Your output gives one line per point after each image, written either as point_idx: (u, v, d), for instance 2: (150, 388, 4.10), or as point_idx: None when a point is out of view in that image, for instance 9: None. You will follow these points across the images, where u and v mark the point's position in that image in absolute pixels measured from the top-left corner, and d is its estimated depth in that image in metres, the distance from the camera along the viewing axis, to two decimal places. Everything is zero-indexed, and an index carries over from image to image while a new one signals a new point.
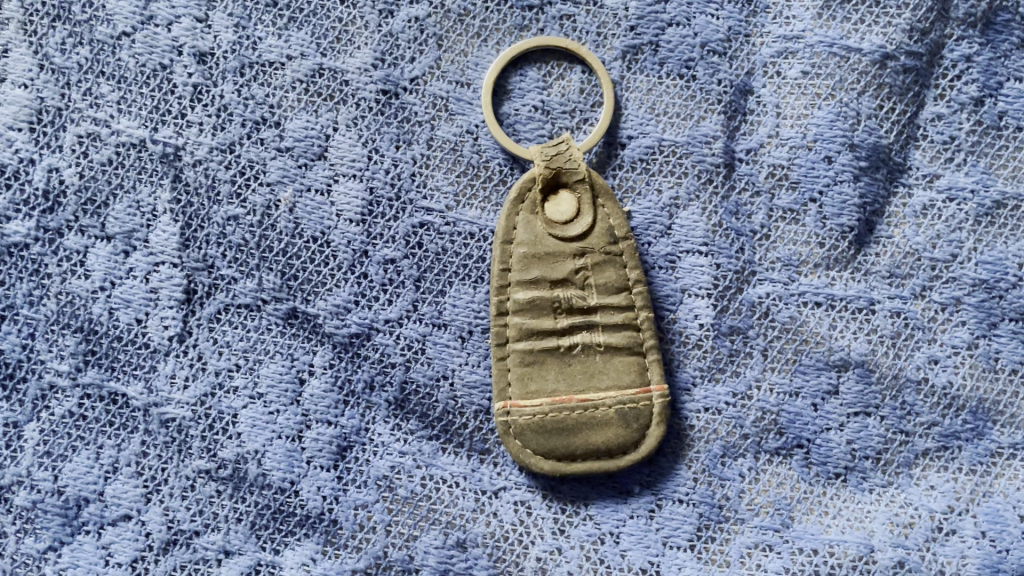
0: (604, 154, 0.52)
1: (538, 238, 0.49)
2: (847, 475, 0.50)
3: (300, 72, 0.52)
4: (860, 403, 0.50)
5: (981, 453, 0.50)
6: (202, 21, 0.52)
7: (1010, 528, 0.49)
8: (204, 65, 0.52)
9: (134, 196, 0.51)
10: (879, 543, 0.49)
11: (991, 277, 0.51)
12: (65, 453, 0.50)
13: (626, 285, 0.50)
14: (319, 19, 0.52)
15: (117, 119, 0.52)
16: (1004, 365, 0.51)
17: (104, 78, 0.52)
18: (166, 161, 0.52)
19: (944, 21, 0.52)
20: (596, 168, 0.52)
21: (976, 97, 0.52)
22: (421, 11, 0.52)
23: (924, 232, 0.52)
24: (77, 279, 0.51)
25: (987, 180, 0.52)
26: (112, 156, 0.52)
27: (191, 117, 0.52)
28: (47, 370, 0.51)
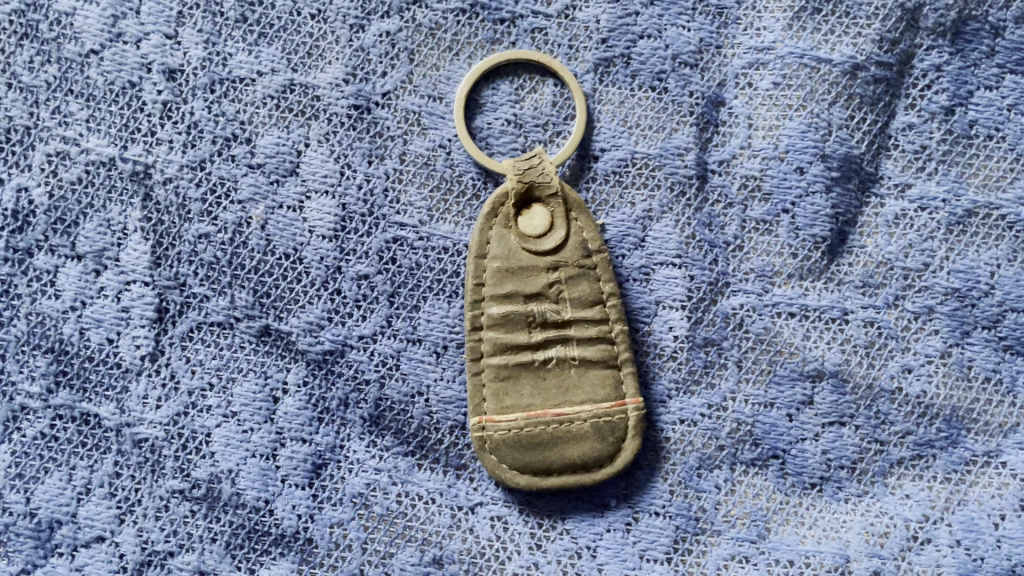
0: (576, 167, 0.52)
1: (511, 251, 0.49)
2: (822, 485, 0.50)
3: (271, 87, 0.52)
4: (834, 413, 0.50)
5: (955, 461, 0.50)
6: (172, 38, 0.52)
7: (985, 536, 0.49)
8: (173, 82, 0.52)
9: (103, 214, 0.51)
10: (854, 553, 0.49)
11: (964, 286, 0.51)
12: (38, 475, 0.50)
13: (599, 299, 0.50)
14: (290, 35, 0.52)
15: (86, 137, 0.51)
16: (977, 374, 0.51)
17: (73, 96, 0.52)
18: (136, 179, 0.51)
19: (913, 31, 0.52)
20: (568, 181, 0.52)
21: (947, 106, 0.52)
22: (392, 25, 0.52)
23: (896, 242, 0.52)
24: (47, 299, 0.51)
25: (958, 189, 0.52)
26: (82, 174, 0.51)
27: (161, 135, 0.51)
28: (18, 392, 0.50)
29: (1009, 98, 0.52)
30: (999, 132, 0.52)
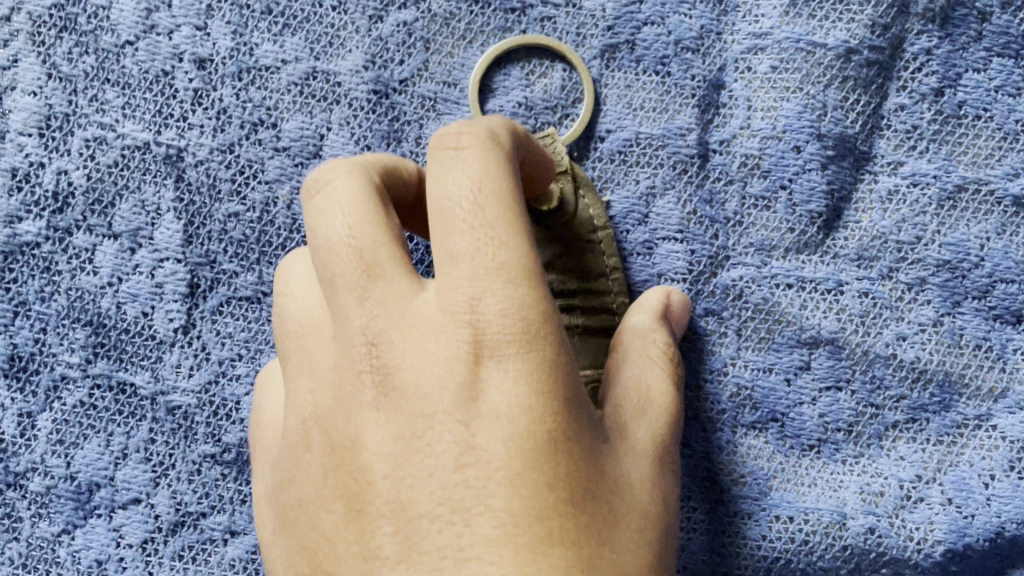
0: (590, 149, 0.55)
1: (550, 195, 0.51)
2: (821, 446, 0.53)
3: (295, 75, 0.55)
4: (831, 378, 0.53)
5: (947, 425, 0.53)
6: (201, 29, 0.55)
7: (976, 495, 0.52)
8: (203, 70, 0.55)
9: (138, 195, 0.54)
10: (851, 511, 0.52)
11: (954, 258, 0.54)
12: (77, 441, 0.53)
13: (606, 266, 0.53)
14: (312, 25, 0.55)
15: (122, 123, 0.55)
16: (968, 341, 0.53)
17: (110, 85, 0.55)
18: (169, 162, 0.54)
19: (905, 16, 0.55)
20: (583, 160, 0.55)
21: (936, 88, 0.55)
22: (408, 16, 0.55)
23: (889, 217, 0.54)
24: (85, 275, 0.54)
25: (949, 166, 0.54)
26: (118, 158, 0.54)
27: (192, 120, 0.54)
28: (59, 362, 0.53)
29: (997, 80, 0.55)
30: (988, 112, 0.55)
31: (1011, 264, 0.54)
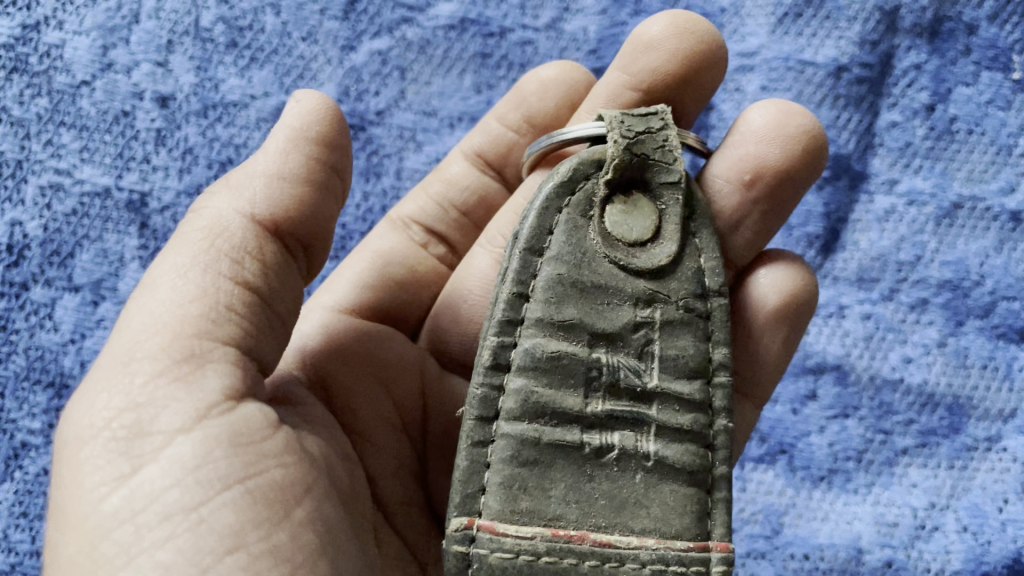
0: (685, 194, 0.35)
1: (500, 287, 0.33)
2: (832, 476, 0.49)
3: (264, 111, 0.53)
4: (837, 406, 0.50)
5: (957, 448, 0.50)
6: (162, 65, 0.53)
7: (990, 521, 0.48)
8: (166, 109, 0.52)
9: (100, 244, 0.51)
10: (866, 544, 0.48)
11: (955, 277, 0.52)
12: (42, 513, 0.47)
13: (718, 479, 0.33)
14: (281, 57, 0.54)
15: (79, 168, 0.51)
16: (974, 361, 0.51)
17: (65, 127, 0.52)
18: (132, 208, 0.51)
19: (893, 32, 0.54)
20: (581, 206, 0.34)
21: (928, 103, 0.54)
22: (383, 44, 0.54)
23: (888, 236, 0.53)
24: (45, 332, 0.49)
25: (944, 183, 0.53)
26: (76, 206, 0.51)
27: (156, 161, 0.52)
28: (19, 429, 0.48)
29: (986, 94, 0.54)
30: (979, 127, 0.54)
31: (1012, 281, 0.52)
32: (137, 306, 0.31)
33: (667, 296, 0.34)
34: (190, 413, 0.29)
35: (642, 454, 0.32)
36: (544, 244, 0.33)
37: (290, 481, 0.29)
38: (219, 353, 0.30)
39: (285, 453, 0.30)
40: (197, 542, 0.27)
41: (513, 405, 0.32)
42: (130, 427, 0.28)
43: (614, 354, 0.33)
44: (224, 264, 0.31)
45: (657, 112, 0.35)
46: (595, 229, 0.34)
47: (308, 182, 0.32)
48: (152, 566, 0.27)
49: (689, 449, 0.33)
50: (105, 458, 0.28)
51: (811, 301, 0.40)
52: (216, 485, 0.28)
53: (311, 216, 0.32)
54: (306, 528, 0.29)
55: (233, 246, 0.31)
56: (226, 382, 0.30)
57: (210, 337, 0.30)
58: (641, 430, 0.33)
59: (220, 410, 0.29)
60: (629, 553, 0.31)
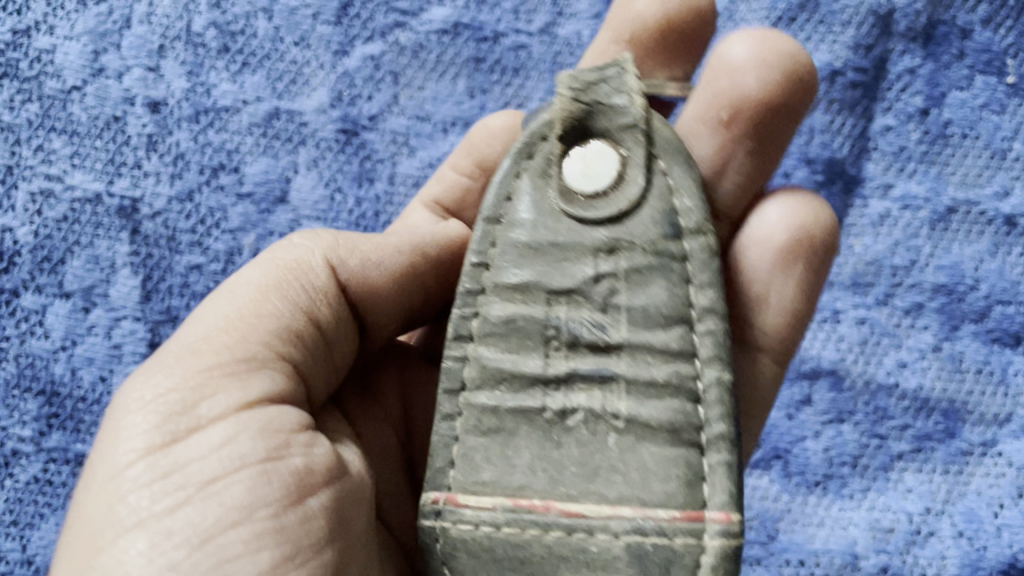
0: (647, 132, 0.34)
1: (464, 258, 0.34)
2: (826, 482, 0.49)
3: (256, 116, 0.53)
4: (832, 412, 0.50)
5: (952, 453, 0.50)
6: (153, 70, 0.53)
7: (986, 526, 0.48)
8: (157, 114, 0.52)
9: (91, 251, 0.50)
10: (862, 550, 0.48)
11: (950, 281, 0.52)
12: (33, 520, 0.47)
13: (715, 442, 0.32)
14: (273, 62, 0.53)
15: (70, 174, 0.51)
16: (969, 366, 0.51)
17: (56, 133, 0.52)
18: (123, 214, 0.51)
19: (887, 36, 0.54)
20: (539, 164, 0.34)
21: (922, 107, 0.54)
22: (376, 49, 0.54)
23: (882, 240, 0.53)
24: (36, 339, 0.49)
25: (938, 187, 0.53)
26: (67, 212, 0.51)
27: (147, 167, 0.52)
28: (10, 437, 0.48)
29: (981, 98, 0.54)
30: (973, 132, 0.54)
31: (1007, 285, 0.51)
32: (206, 308, 0.34)
33: (631, 241, 0.33)
34: (233, 401, 0.31)
35: (611, 413, 0.32)
36: (502, 210, 0.34)
37: (312, 478, 0.31)
38: (278, 356, 0.33)
39: (312, 447, 0.32)
40: (206, 513, 0.29)
41: (474, 373, 0.33)
42: (178, 403, 0.31)
43: (575, 310, 0.33)
44: (306, 288, 0.34)
45: (614, 63, 0.35)
46: (555, 187, 0.34)
47: (404, 256, 0.37)
48: (160, 530, 0.29)
49: (670, 405, 0.32)
50: (142, 427, 0.31)
51: (817, 232, 0.40)
52: (240, 464, 0.30)
53: (382, 292, 0.36)
54: (319, 517, 0.31)
55: (314, 285, 0.35)
56: (269, 384, 0.32)
57: (270, 347, 0.33)
58: (610, 388, 0.32)
59: (262, 403, 0.32)
60: (599, 523, 0.31)
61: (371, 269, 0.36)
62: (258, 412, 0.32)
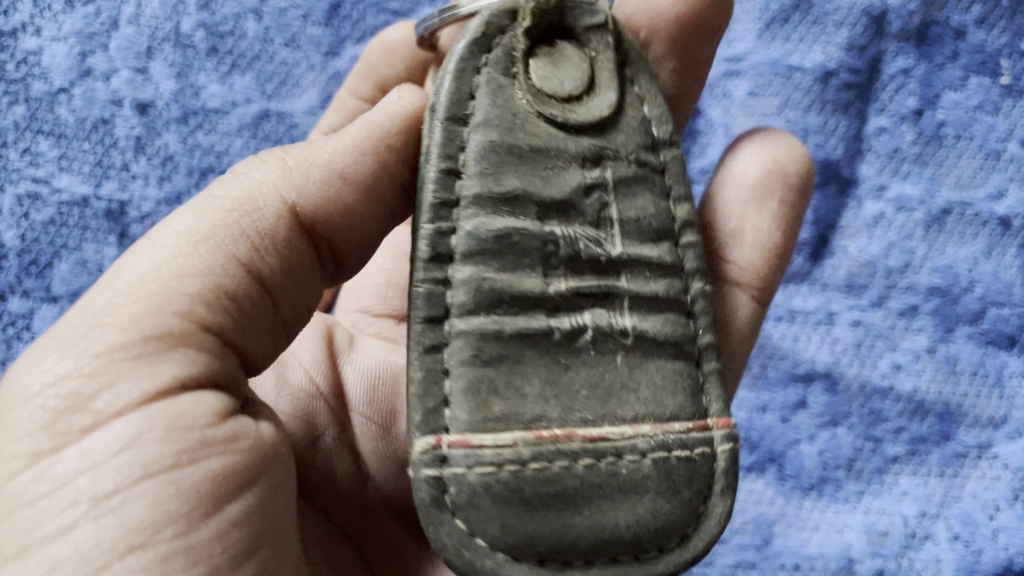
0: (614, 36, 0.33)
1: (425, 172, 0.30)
2: (821, 486, 0.49)
3: (246, 118, 0.52)
4: (827, 414, 0.50)
5: (948, 456, 0.49)
6: (141, 72, 0.52)
7: (982, 528, 0.47)
8: (146, 116, 0.52)
9: (79, 254, 0.50)
10: (857, 553, 0.47)
11: (945, 283, 0.51)
12: None
13: (705, 351, 0.32)
14: (263, 63, 0.53)
15: (57, 176, 0.51)
16: (964, 368, 0.50)
17: (43, 135, 0.51)
18: (112, 217, 0.50)
19: (880, 37, 0.54)
20: (499, 61, 0.31)
21: (916, 108, 0.53)
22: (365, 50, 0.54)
23: (877, 242, 0.52)
24: (22, 344, 0.48)
25: (933, 188, 0.52)
26: (54, 214, 0.50)
27: (136, 169, 0.51)
28: None
29: (974, 99, 0.53)
30: (967, 132, 0.53)
31: (1003, 288, 0.51)
32: (130, 258, 0.29)
33: (616, 151, 0.32)
34: (132, 393, 0.26)
35: (619, 331, 0.30)
36: (466, 111, 0.30)
37: (221, 485, 0.26)
38: (192, 338, 0.28)
39: (225, 444, 0.27)
40: (99, 534, 0.25)
41: (464, 298, 0.29)
42: (66, 399, 0.26)
43: (570, 223, 0.31)
44: (239, 245, 0.30)
45: None
46: (521, 87, 0.31)
47: (373, 164, 0.32)
48: (47, 558, 0.24)
49: (669, 319, 0.32)
50: (28, 428, 0.26)
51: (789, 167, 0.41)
52: (133, 477, 0.25)
53: (351, 211, 0.32)
54: (234, 529, 0.26)
55: (258, 223, 0.30)
56: (178, 369, 0.27)
57: (189, 320, 0.28)
58: (612, 303, 0.31)
59: (171, 395, 0.27)
60: (626, 446, 0.29)
61: (334, 183, 0.31)
62: (161, 408, 0.26)
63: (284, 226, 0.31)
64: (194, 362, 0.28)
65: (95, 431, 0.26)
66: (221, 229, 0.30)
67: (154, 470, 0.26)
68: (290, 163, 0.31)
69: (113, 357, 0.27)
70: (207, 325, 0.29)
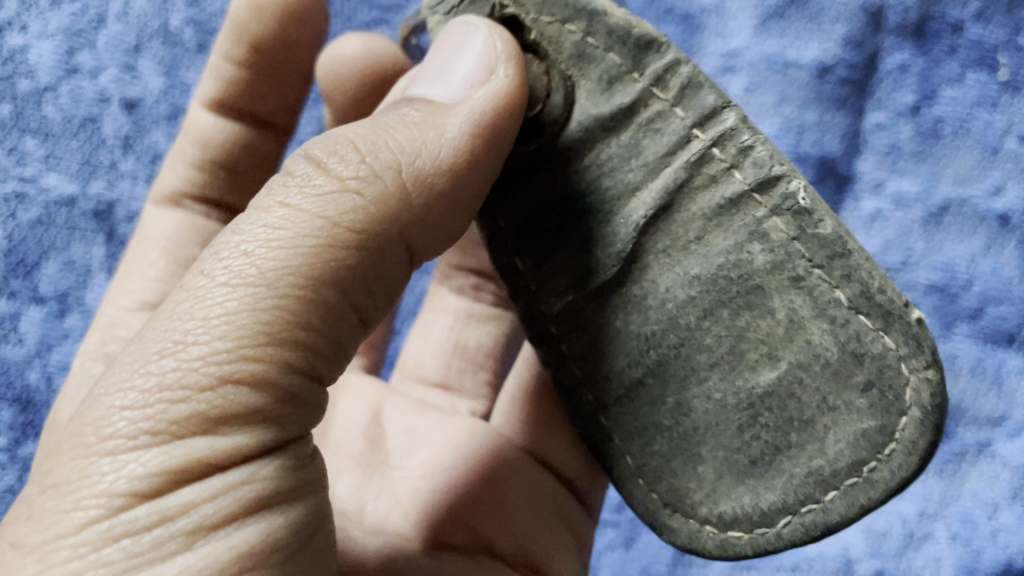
0: None
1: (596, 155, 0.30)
2: None
3: None
4: None
5: (946, 455, 0.48)
6: (130, 69, 0.51)
7: (981, 528, 0.46)
8: (134, 114, 0.51)
9: (67, 254, 0.49)
10: (856, 553, 0.47)
11: (943, 280, 0.50)
12: None
13: None
14: None
15: (44, 175, 0.50)
16: (962, 366, 0.49)
17: (30, 134, 0.51)
18: (99, 217, 0.50)
19: (877, 33, 0.53)
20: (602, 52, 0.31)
21: (913, 104, 0.53)
22: None
23: (874, 239, 0.52)
24: (10, 346, 0.48)
25: (931, 184, 0.52)
26: (41, 214, 0.50)
27: (123, 168, 0.51)
28: None
29: (973, 94, 0.52)
30: (966, 127, 0.52)
31: (1001, 284, 0.50)
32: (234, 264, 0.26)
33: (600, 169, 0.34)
34: (222, 438, 0.25)
35: None
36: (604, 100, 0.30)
37: (284, 546, 0.26)
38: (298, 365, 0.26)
39: (292, 501, 0.26)
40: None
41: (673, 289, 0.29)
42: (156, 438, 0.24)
43: None
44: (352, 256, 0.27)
45: None
46: None
47: (474, 176, 0.29)
48: None
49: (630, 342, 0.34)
50: (98, 467, 0.24)
51: None
52: (202, 534, 0.24)
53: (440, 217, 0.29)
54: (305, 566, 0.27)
55: (352, 251, 0.27)
56: (262, 434, 0.26)
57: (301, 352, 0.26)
58: None
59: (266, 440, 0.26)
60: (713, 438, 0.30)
61: (421, 198, 0.28)
62: (236, 473, 0.25)
63: (369, 255, 0.27)
64: (275, 423, 0.26)
65: (170, 488, 0.24)
66: (311, 259, 0.26)
67: (223, 528, 0.25)
68: (387, 177, 0.28)
69: (193, 421, 0.25)
70: (292, 370, 0.26)
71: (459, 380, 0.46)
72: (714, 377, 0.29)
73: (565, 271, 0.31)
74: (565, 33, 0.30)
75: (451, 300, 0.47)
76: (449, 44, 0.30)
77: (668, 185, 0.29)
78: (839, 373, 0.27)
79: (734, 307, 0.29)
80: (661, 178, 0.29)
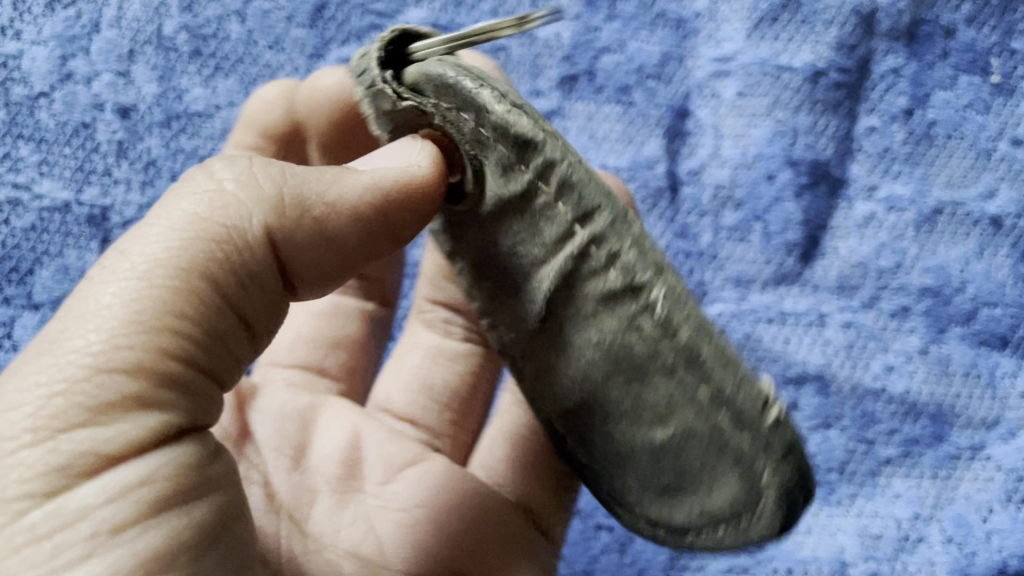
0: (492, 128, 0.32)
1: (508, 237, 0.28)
2: (814, 489, 0.48)
3: (229, 121, 0.52)
4: (818, 417, 0.49)
5: (941, 458, 0.48)
6: (124, 76, 0.51)
7: (975, 531, 0.46)
8: (127, 120, 0.51)
9: (61, 260, 0.49)
10: (851, 557, 0.47)
11: (936, 283, 0.50)
12: None
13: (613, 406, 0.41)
14: (248, 67, 0.52)
15: (38, 182, 0.50)
16: (956, 369, 0.49)
17: (24, 140, 0.51)
18: (93, 223, 0.50)
19: (869, 37, 0.54)
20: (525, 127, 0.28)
21: (906, 108, 0.53)
22: (350, 52, 0.52)
23: (868, 242, 0.52)
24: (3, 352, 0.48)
25: (923, 189, 0.52)
26: (35, 221, 0.50)
27: (117, 174, 0.50)
28: None
29: (965, 97, 0.53)
30: (958, 132, 0.52)
31: (994, 287, 0.50)
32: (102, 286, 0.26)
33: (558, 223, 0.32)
34: (114, 442, 0.25)
35: None
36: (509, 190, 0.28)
37: (188, 546, 0.26)
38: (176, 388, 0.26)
39: (195, 500, 0.27)
40: None
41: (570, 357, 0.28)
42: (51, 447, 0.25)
43: None
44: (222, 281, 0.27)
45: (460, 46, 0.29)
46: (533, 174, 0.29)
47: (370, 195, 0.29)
48: None
49: None
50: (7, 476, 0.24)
51: None
52: (104, 538, 0.25)
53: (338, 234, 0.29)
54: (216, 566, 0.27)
55: (219, 277, 0.27)
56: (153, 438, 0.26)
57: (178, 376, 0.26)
58: None
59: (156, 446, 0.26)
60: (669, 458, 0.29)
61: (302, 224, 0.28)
62: (134, 473, 0.25)
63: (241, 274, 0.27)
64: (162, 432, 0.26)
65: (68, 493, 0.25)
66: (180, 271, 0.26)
67: (123, 531, 0.25)
68: (266, 184, 0.28)
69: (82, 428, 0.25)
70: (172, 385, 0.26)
71: (427, 417, 0.45)
72: (622, 425, 0.28)
73: (507, 313, 0.29)
74: (461, 120, 0.28)
75: (421, 336, 0.47)
76: (382, 150, 0.30)
77: (561, 271, 0.27)
78: (725, 447, 0.26)
79: (625, 379, 0.27)
80: (554, 264, 0.27)
